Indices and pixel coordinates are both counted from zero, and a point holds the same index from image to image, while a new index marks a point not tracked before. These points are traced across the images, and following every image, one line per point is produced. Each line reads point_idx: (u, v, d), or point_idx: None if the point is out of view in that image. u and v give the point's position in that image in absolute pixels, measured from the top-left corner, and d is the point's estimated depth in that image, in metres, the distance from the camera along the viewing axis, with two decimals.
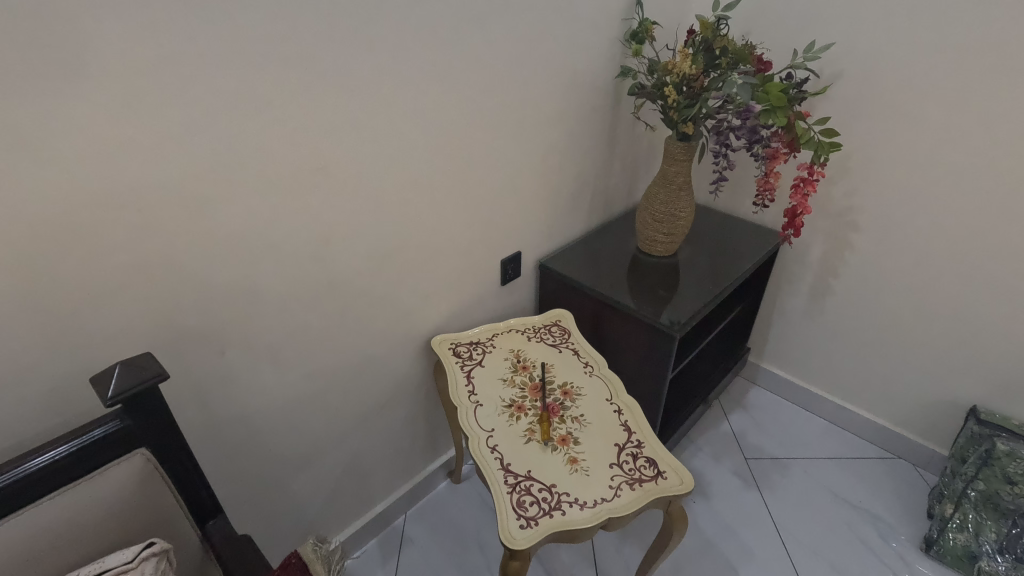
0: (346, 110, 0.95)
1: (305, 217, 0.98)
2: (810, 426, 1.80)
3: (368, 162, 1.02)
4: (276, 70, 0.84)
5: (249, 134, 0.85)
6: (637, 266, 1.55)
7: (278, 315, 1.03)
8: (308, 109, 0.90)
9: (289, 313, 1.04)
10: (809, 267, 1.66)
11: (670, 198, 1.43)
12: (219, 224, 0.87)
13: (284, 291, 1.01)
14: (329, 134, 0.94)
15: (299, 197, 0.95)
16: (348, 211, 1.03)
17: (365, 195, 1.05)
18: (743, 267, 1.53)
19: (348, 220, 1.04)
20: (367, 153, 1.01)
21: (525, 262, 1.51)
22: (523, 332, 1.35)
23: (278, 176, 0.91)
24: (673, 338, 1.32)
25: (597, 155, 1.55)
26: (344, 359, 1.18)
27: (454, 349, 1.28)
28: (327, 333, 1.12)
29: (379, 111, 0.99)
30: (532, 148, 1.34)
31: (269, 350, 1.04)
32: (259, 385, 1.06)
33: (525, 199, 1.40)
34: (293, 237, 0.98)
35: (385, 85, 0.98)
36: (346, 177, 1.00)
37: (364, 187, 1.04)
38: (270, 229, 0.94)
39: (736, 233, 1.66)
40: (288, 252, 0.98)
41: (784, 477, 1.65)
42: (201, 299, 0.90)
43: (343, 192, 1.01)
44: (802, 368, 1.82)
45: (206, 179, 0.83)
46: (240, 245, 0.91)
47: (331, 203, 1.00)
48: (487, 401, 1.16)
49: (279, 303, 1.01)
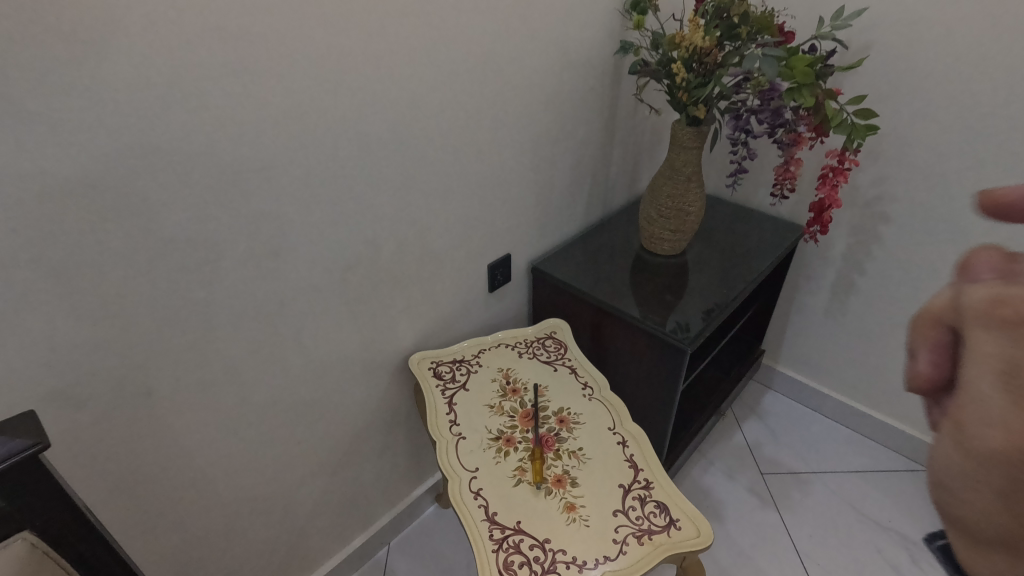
0: (291, 96, 0.78)
1: (247, 228, 0.81)
2: (830, 435, 1.66)
3: (323, 160, 0.86)
4: (197, 48, 0.67)
5: (166, 133, 0.68)
6: (641, 268, 1.39)
7: (222, 345, 0.87)
8: (244, 97, 0.73)
9: (235, 340, 0.88)
10: (831, 263, 1.50)
11: (677, 190, 1.26)
12: (134, 242, 0.71)
13: (227, 315, 0.85)
14: (271, 126, 0.77)
15: (237, 205, 0.79)
16: (301, 217, 0.87)
17: (321, 198, 0.88)
18: (759, 268, 1.38)
19: (302, 229, 0.88)
20: (321, 147, 0.84)
21: (515, 266, 1.35)
22: (513, 347, 1.20)
23: (208, 180, 0.74)
24: (683, 352, 1.16)
25: (595, 142, 1.38)
26: (307, 385, 1.03)
27: (434, 370, 1.13)
28: (284, 357, 0.97)
29: (333, 97, 0.82)
30: (519, 138, 1.17)
31: (213, 384, 0.89)
32: (204, 424, 0.91)
33: (514, 195, 1.24)
34: (233, 252, 0.81)
35: (337, 68, 0.81)
36: (297, 179, 0.84)
37: (319, 189, 0.87)
38: (204, 244, 0.78)
39: (750, 227, 1.50)
40: (229, 271, 0.82)
41: (805, 494, 1.51)
42: (117, 336, 0.75)
43: (293, 196, 0.85)
44: (821, 372, 1.67)
45: (107, 191, 0.66)
46: (165, 267, 0.75)
47: (279, 208, 0.84)
48: (472, 434, 1.00)
49: (221, 332, 0.86)
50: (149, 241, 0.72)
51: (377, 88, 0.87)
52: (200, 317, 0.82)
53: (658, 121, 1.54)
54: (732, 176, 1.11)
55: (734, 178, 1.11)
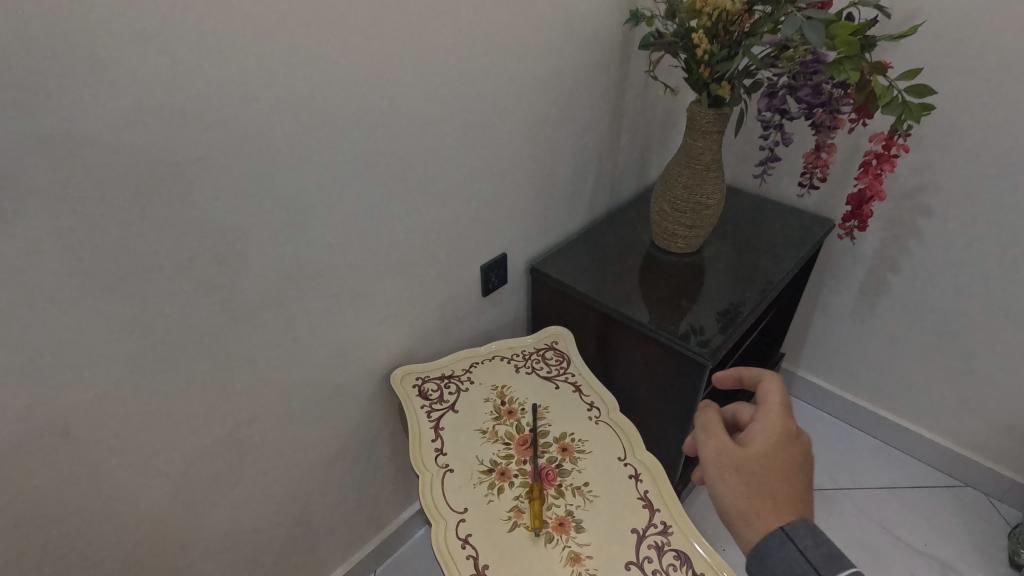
0: (229, 70, 0.64)
1: (181, 230, 0.67)
2: (857, 447, 1.52)
3: (276, 148, 0.72)
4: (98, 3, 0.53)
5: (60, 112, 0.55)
6: (652, 268, 1.25)
7: (159, 369, 0.73)
8: (167, 67, 0.59)
9: (176, 364, 0.75)
10: (862, 261, 1.36)
11: (694, 181, 1.12)
12: (27, 250, 0.57)
13: (163, 335, 0.72)
14: (205, 106, 0.63)
15: (163, 203, 0.65)
16: (252, 217, 0.73)
17: (277, 194, 0.74)
18: (785, 269, 1.23)
19: (255, 231, 0.74)
20: (271, 133, 0.70)
21: (511, 267, 1.21)
22: (510, 359, 1.06)
23: (121, 173, 0.61)
24: (703, 367, 1.03)
25: (600, 128, 1.23)
26: (271, 408, 0.90)
27: (419, 389, 1.00)
28: (241, 380, 0.84)
29: (285, 72, 0.68)
30: (514, 123, 1.03)
31: (152, 415, 0.76)
32: (141, 460, 0.77)
33: (509, 189, 1.10)
34: (162, 260, 0.67)
35: (289, 38, 0.67)
36: (242, 171, 0.70)
37: (273, 184, 0.73)
38: (123, 251, 0.64)
39: (773, 222, 1.36)
40: (160, 284, 0.68)
41: (831, 514, 1.37)
42: (15, 362, 0.62)
43: (238, 192, 0.70)
44: (847, 378, 1.53)
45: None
46: (73, 280, 0.62)
47: (221, 206, 0.70)
48: (460, 465, 0.87)
49: (155, 354, 0.72)
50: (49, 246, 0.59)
51: (340, 63, 0.73)
52: (126, 338, 0.68)
53: (670, 104, 1.39)
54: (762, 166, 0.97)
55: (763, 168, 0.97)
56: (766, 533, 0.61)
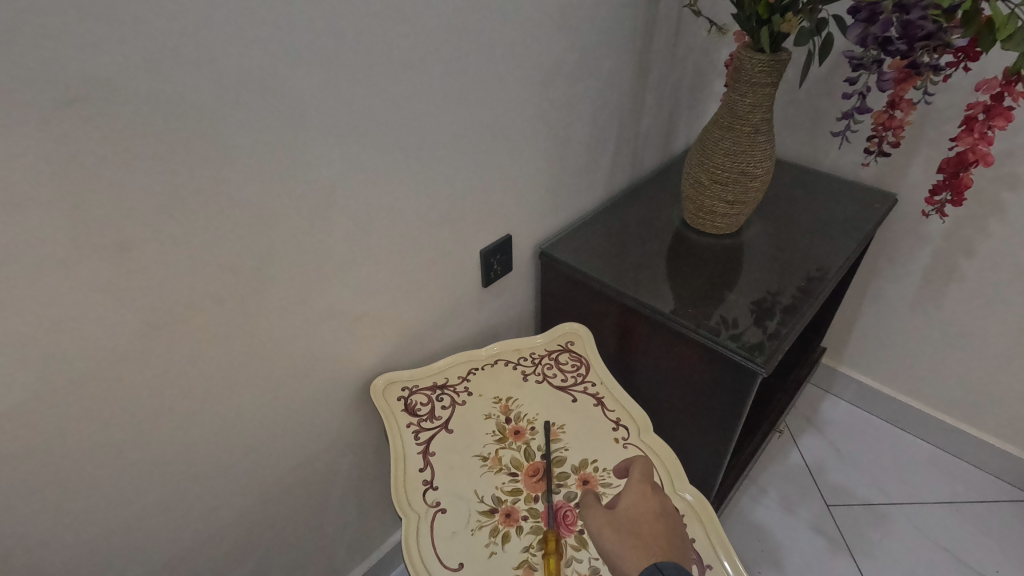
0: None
1: (53, 202, 0.48)
2: (910, 455, 1.34)
3: (195, 89, 0.52)
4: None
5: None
6: (684, 253, 1.05)
7: (50, 387, 0.55)
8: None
9: (72, 381, 0.56)
10: (927, 243, 1.16)
11: (741, 146, 0.91)
12: None
13: (47, 345, 0.53)
14: (72, 15, 0.44)
15: (20, 160, 0.45)
16: (167, 185, 0.54)
17: (202, 154, 0.55)
18: (843, 254, 1.04)
19: (169, 203, 0.55)
20: (183, 67, 0.51)
21: (518, 251, 1.02)
22: (516, 365, 0.88)
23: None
24: (755, 375, 0.83)
25: (623, 85, 1.03)
26: (219, 431, 0.72)
27: (405, 403, 0.81)
28: (175, 397, 0.65)
29: None
30: (521, 74, 0.83)
31: (52, 448, 0.58)
32: (37, 502, 0.60)
33: (515, 156, 0.90)
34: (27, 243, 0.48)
35: None
36: (143, 118, 0.50)
37: (194, 139, 0.54)
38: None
39: (823, 200, 1.16)
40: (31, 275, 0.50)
41: (885, 535, 1.19)
42: None
43: (139, 148, 0.51)
44: (899, 377, 1.34)
45: None
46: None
47: (112, 168, 0.50)
48: (455, 504, 0.69)
49: (38, 370, 0.54)
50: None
51: None
52: None
53: (702, 59, 1.19)
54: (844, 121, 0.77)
55: (845, 122, 0.77)
56: (641, 566, 0.56)
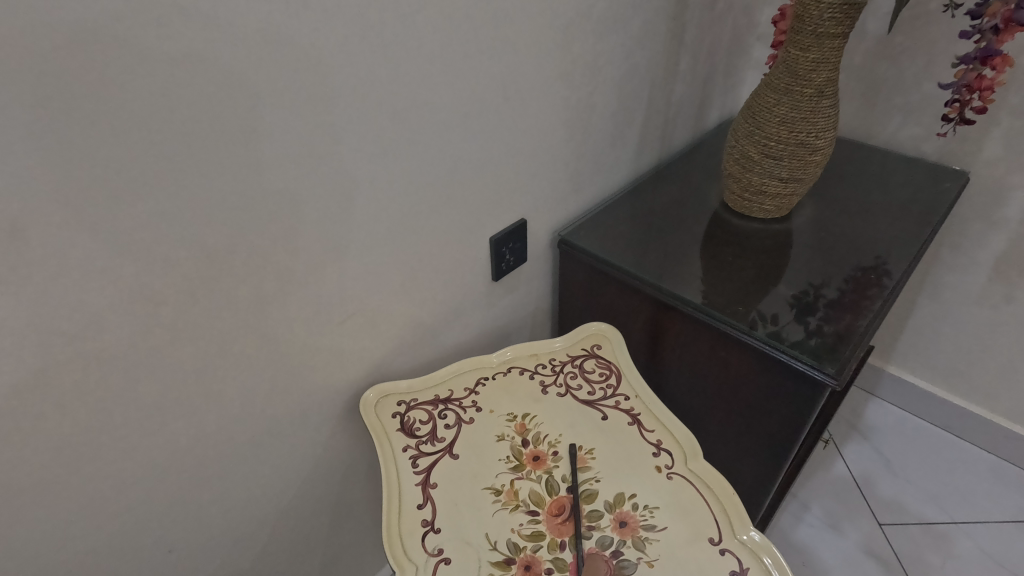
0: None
1: None
2: (969, 467, 1.20)
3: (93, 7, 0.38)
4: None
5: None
6: (726, 240, 0.91)
7: None
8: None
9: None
10: (1002, 227, 1.01)
11: (801, 111, 0.77)
12: None
13: None
14: None
15: None
16: (59, 141, 0.40)
17: (111, 100, 0.41)
18: (912, 241, 0.89)
19: (68, 166, 0.41)
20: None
21: (534, 239, 0.88)
22: (534, 373, 0.74)
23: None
24: (823, 387, 0.68)
25: (655, 45, 0.88)
26: (174, 460, 0.59)
27: (401, 421, 0.67)
28: (106, 424, 0.51)
29: None
30: (543, 24, 0.69)
31: None
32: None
33: (532, 126, 0.76)
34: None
35: None
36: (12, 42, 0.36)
37: (97, 80, 0.40)
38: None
39: (882, 180, 1.01)
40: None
41: (948, 559, 1.05)
42: None
43: (9, 88, 0.37)
44: (958, 379, 1.20)
45: None
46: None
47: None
48: (462, 551, 0.56)
49: None
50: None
51: None
52: None
53: (743, 19, 1.03)
54: (960, 66, 0.70)
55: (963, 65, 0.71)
56: None
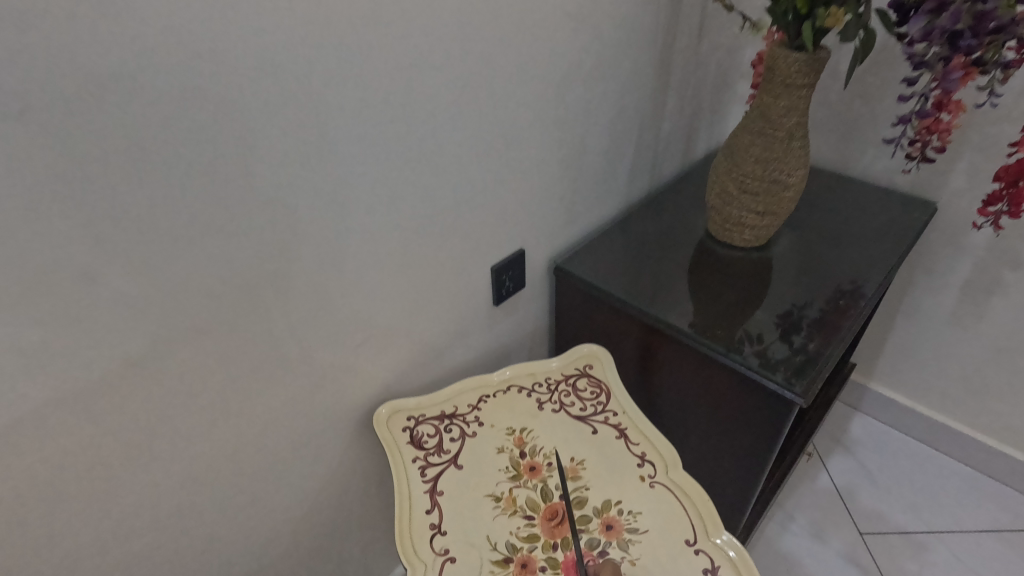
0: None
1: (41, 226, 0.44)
2: (947, 479, 1.26)
3: (152, 86, 0.45)
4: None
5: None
6: (709, 267, 0.99)
7: (30, 429, 0.50)
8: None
9: (11, 422, 0.49)
10: (969, 252, 1.09)
11: (772, 152, 0.84)
12: None
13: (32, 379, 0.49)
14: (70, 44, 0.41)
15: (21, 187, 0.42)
16: (131, 200, 0.48)
17: (172, 163, 0.49)
18: (882, 266, 0.96)
19: (135, 219, 0.49)
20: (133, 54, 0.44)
21: (532, 265, 0.96)
22: (531, 391, 0.81)
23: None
24: (792, 405, 0.75)
25: (642, 88, 0.96)
26: (209, 469, 0.66)
27: (411, 435, 0.75)
28: (152, 436, 0.59)
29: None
30: (537, 75, 0.77)
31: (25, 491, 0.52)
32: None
33: (528, 164, 0.84)
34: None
35: None
36: (90, 120, 0.43)
37: (162, 149, 0.48)
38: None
39: (857, 209, 1.09)
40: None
41: (924, 566, 1.11)
42: None
43: (102, 164, 0.45)
44: (933, 395, 1.27)
45: None
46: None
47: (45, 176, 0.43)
48: (466, 550, 0.63)
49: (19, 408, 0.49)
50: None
51: None
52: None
53: (725, 60, 1.12)
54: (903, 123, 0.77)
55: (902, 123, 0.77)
56: None
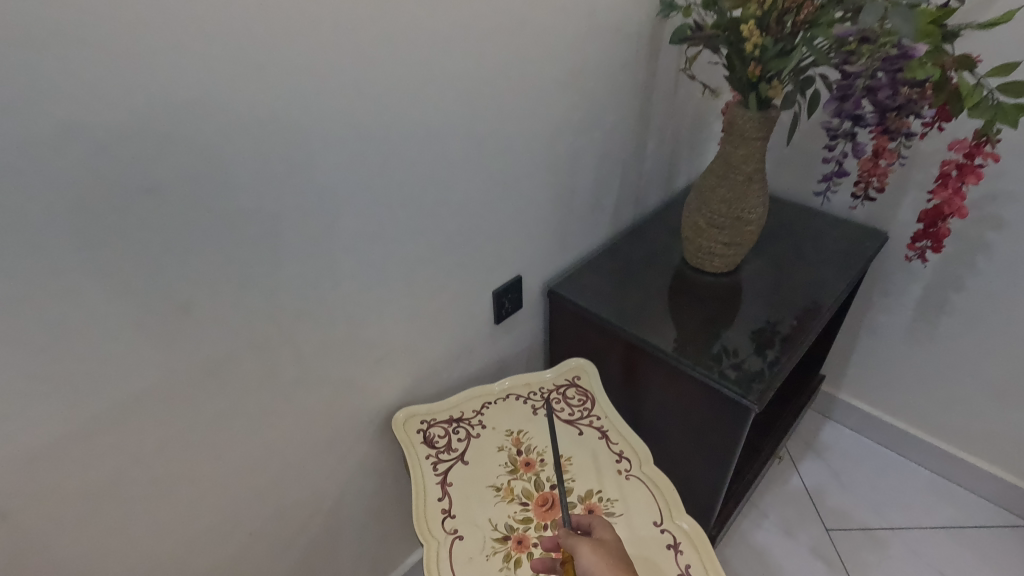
0: (160, 51, 0.49)
1: (156, 279, 0.57)
2: (907, 480, 1.38)
3: (236, 166, 0.57)
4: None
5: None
6: (684, 289, 1.12)
7: (132, 437, 0.63)
8: (36, 21, 0.43)
9: (120, 431, 0.61)
10: (920, 277, 1.22)
11: (734, 193, 0.98)
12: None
13: (137, 397, 0.61)
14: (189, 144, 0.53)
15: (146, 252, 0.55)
16: (220, 255, 0.60)
17: (250, 223, 0.61)
18: (835, 288, 1.10)
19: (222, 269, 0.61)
20: (220, 139, 0.55)
21: (529, 289, 1.09)
22: (526, 399, 0.94)
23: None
24: (747, 410, 0.89)
25: (626, 135, 1.10)
26: (258, 465, 0.79)
27: (424, 436, 0.88)
28: (217, 438, 0.71)
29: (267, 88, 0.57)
30: (534, 131, 0.90)
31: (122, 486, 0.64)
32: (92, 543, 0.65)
33: (525, 204, 0.97)
34: (75, 313, 0.53)
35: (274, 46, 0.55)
36: (196, 198, 0.56)
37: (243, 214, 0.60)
38: (23, 299, 0.49)
39: (817, 237, 1.22)
40: (86, 339, 0.54)
41: (882, 558, 1.24)
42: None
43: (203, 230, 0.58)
44: (894, 404, 1.39)
45: None
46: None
47: (153, 237, 0.55)
48: (472, 531, 0.75)
49: (127, 419, 0.61)
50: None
51: (324, 57, 0.59)
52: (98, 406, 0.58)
53: (702, 105, 1.26)
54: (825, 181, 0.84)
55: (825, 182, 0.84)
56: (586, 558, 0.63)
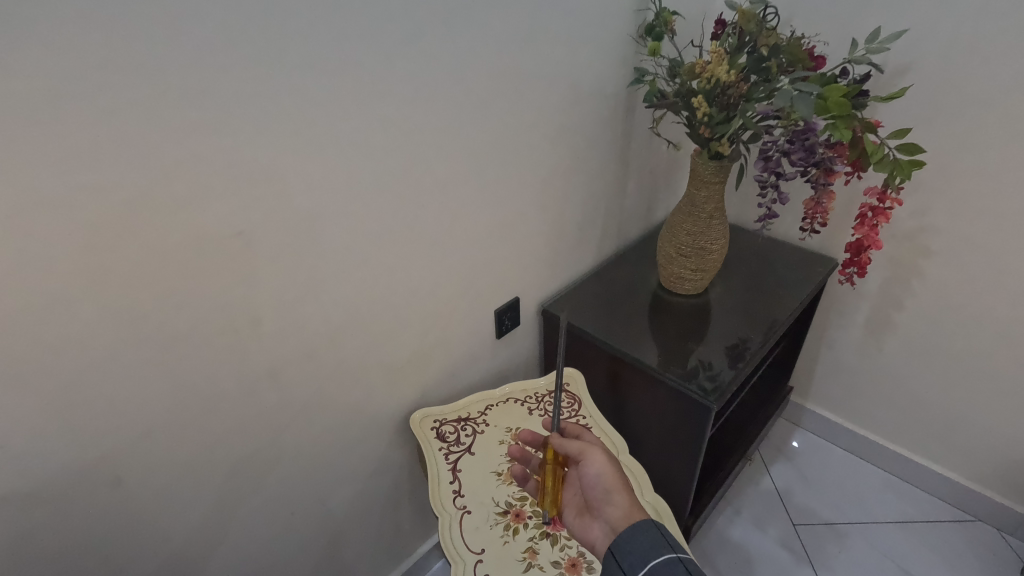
0: (258, 138, 0.67)
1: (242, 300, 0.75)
2: (866, 481, 1.54)
3: (300, 214, 0.76)
4: (125, 64, 0.55)
5: (75, 175, 0.56)
6: (660, 309, 1.30)
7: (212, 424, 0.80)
8: (192, 133, 0.62)
9: (206, 420, 0.78)
10: (867, 298, 1.39)
11: (698, 227, 1.17)
12: (124, 328, 0.65)
13: (221, 393, 0.78)
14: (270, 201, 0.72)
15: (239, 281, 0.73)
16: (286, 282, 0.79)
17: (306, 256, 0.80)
18: (789, 307, 1.28)
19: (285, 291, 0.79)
20: (292, 196, 0.73)
21: (525, 309, 1.26)
22: (523, 402, 1.11)
23: (141, 241, 0.62)
24: (709, 409, 1.06)
25: (607, 177, 1.29)
26: (302, 454, 0.95)
27: (437, 432, 1.04)
28: (273, 429, 0.88)
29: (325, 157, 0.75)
30: (529, 178, 1.09)
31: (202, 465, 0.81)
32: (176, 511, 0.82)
33: (522, 238, 1.15)
34: (188, 328, 0.71)
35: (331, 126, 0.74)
36: (271, 238, 0.74)
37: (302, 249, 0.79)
38: (151, 318, 0.67)
39: (777, 263, 1.41)
40: (190, 347, 0.72)
41: (842, 549, 1.39)
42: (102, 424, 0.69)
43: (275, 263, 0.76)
44: (853, 412, 1.56)
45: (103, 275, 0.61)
46: (102, 345, 0.64)
47: (241, 270, 0.72)
48: (478, 506, 0.92)
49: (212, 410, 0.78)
50: (67, 310, 0.61)
51: (367, 131, 0.78)
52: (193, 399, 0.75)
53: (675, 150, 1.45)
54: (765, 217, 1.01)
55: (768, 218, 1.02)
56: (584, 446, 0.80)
